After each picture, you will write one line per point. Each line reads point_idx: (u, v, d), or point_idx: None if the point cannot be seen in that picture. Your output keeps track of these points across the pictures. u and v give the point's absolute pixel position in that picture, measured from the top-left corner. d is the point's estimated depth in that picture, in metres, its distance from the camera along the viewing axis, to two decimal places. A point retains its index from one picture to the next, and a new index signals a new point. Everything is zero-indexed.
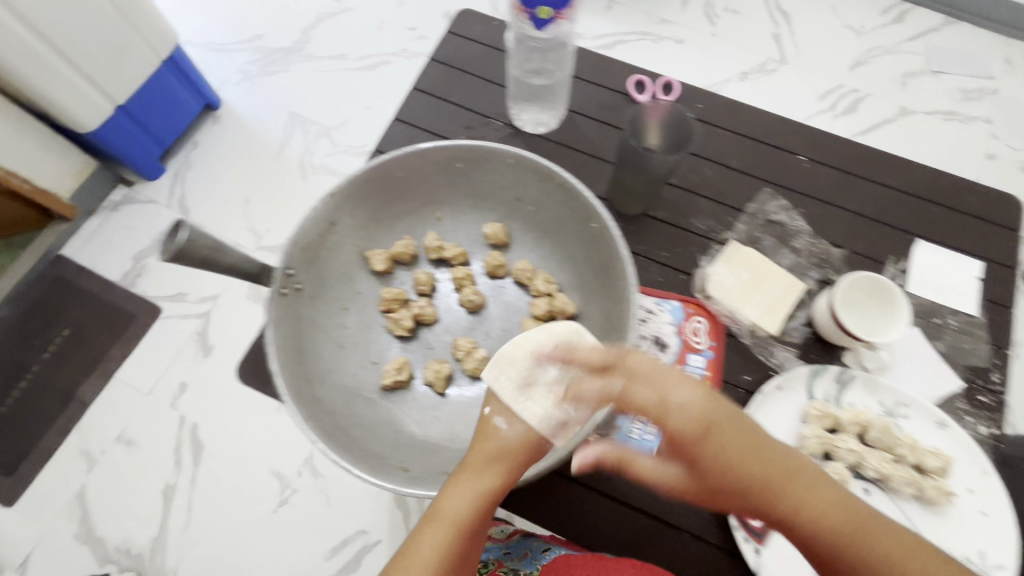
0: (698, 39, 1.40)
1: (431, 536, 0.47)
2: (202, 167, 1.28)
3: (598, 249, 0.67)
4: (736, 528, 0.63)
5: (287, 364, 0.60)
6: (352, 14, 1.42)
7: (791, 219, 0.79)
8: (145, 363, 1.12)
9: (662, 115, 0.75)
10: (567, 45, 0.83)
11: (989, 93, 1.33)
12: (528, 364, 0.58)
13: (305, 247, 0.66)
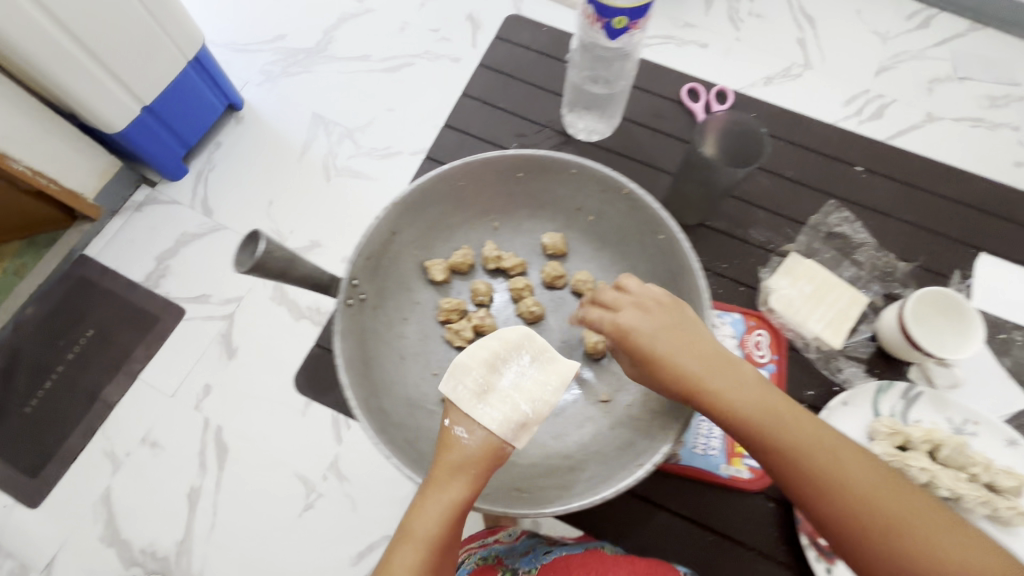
0: (722, 44, 1.38)
1: (400, 561, 0.44)
2: (225, 167, 1.22)
3: (665, 261, 0.66)
4: (808, 548, 0.62)
5: (356, 377, 0.60)
6: (375, 14, 1.37)
7: (854, 231, 0.78)
8: (168, 364, 1.06)
9: (719, 127, 0.70)
10: (627, 59, 0.71)
11: (1016, 100, 1.31)
12: (484, 371, 0.53)
13: (369, 257, 0.65)
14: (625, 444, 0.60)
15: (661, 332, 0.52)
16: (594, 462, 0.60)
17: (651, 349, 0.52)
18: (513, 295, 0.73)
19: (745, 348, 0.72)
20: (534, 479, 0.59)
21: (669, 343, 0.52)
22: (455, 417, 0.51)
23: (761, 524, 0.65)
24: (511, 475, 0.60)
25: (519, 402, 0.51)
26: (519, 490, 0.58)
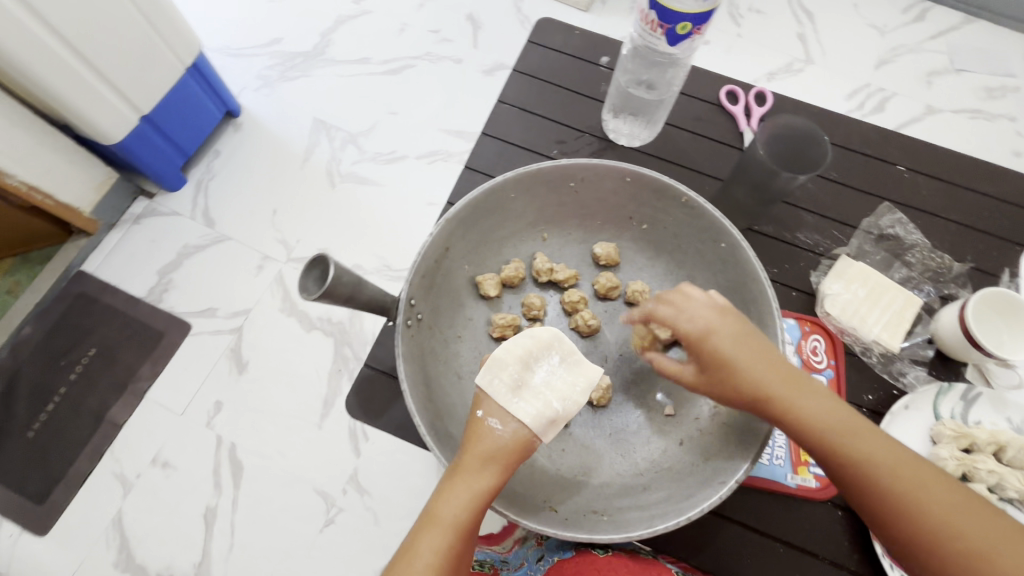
0: (723, 41, 1.38)
1: (430, 542, 0.46)
2: (226, 176, 1.17)
3: (728, 269, 0.65)
4: (882, 557, 0.61)
5: (422, 401, 0.57)
6: (372, 16, 1.34)
7: (907, 232, 0.77)
8: (178, 382, 1.01)
9: (772, 130, 0.69)
10: (679, 63, 0.73)
11: (1011, 91, 1.32)
12: (519, 367, 0.55)
13: (423, 274, 0.63)
14: (699, 458, 0.59)
15: (741, 344, 0.51)
16: (669, 478, 0.59)
17: (728, 362, 0.51)
18: (567, 308, 0.71)
19: (802, 354, 0.72)
20: (609, 500, 0.58)
21: (748, 355, 0.51)
22: (489, 409, 0.53)
23: (832, 534, 0.64)
24: (584, 497, 0.58)
25: (551, 400, 0.54)
26: (598, 512, 0.56)
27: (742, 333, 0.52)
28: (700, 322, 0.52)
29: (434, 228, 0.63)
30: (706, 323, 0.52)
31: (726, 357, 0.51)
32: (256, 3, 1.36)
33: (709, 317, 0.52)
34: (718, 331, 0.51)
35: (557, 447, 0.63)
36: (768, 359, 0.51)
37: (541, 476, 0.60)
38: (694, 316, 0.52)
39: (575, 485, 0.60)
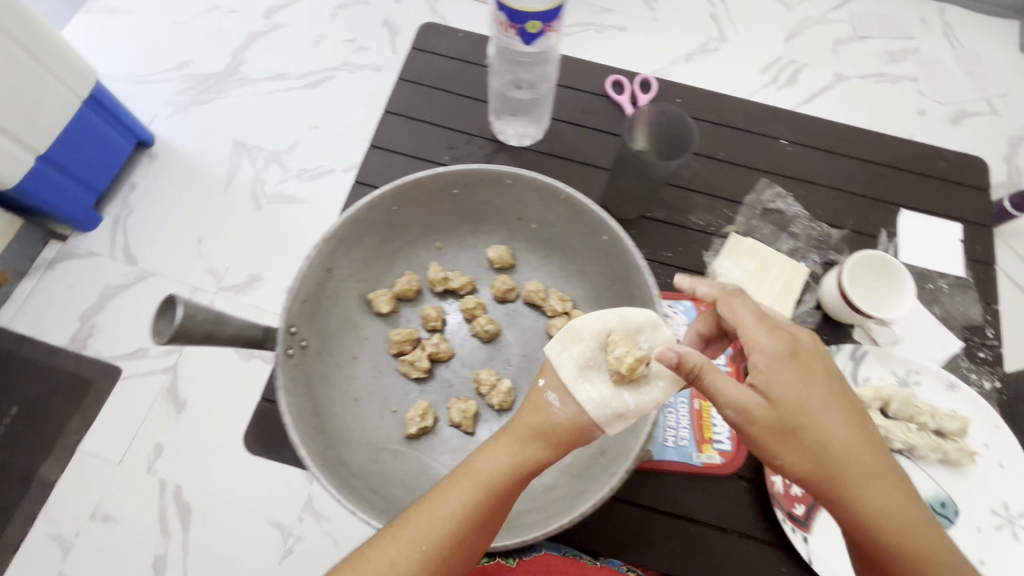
0: (639, 26, 1.51)
1: (459, 492, 0.48)
2: (145, 211, 1.13)
3: (613, 261, 0.66)
4: (785, 521, 0.64)
5: (308, 431, 0.56)
6: (285, 30, 1.30)
7: (787, 205, 0.80)
8: (112, 429, 0.96)
9: (649, 117, 0.73)
10: (550, 60, 0.78)
11: (911, 53, 1.50)
12: (593, 345, 0.51)
13: (305, 299, 0.61)
14: (599, 451, 0.60)
15: (819, 378, 0.48)
16: (570, 475, 0.59)
17: (799, 393, 0.47)
18: (465, 315, 0.70)
19: None
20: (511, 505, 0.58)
21: (820, 398, 0.48)
22: (551, 382, 0.50)
23: (739, 506, 0.66)
24: None
25: (621, 388, 0.50)
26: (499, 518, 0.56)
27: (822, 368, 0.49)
28: (785, 345, 0.48)
29: (311, 250, 0.62)
30: (789, 346, 0.48)
31: (794, 389, 0.47)
32: (159, 24, 1.31)
33: (789, 344, 0.48)
34: (799, 364, 0.48)
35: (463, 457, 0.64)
36: (844, 415, 0.48)
37: None
38: (779, 337, 0.48)
39: None
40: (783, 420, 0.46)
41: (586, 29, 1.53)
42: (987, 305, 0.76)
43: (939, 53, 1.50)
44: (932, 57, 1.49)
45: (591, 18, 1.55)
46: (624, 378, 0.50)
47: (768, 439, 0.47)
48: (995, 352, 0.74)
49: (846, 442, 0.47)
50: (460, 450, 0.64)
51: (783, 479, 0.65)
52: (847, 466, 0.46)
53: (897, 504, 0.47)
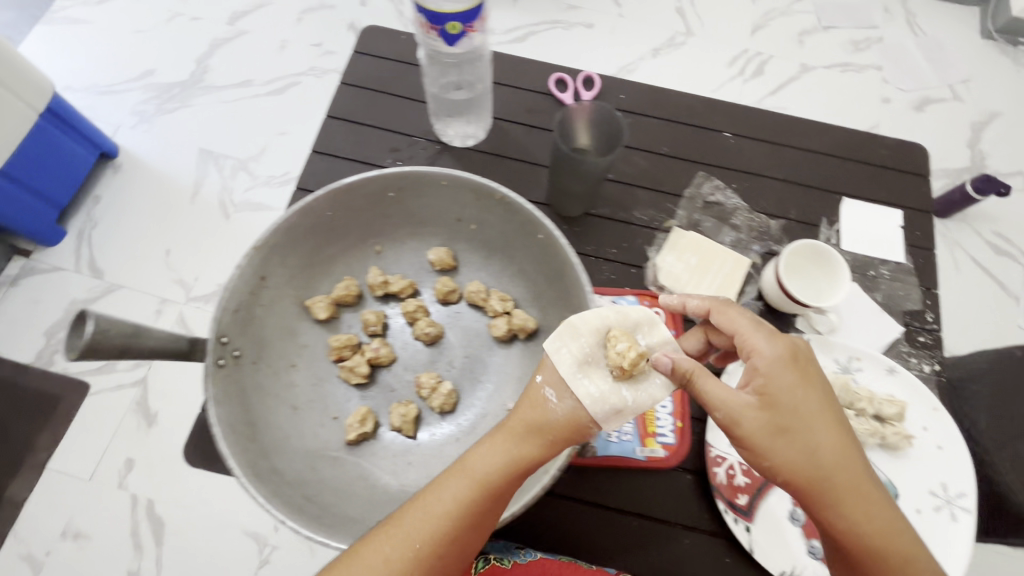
0: (607, 22, 1.59)
1: (454, 488, 0.50)
2: (108, 223, 1.16)
3: (549, 259, 0.66)
4: (725, 511, 0.65)
5: (239, 443, 0.55)
6: (250, 36, 1.35)
7: (726, 198, 0.81)
8: (80, 446, 0.96)
9: (589, 113, 0.74)
10: (483, 57, 0.77)
11: (875, 42, 1.60)
12: (592, 341, 0.54)
13: (236, 309, 0.61)
14: None
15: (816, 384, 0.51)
16: None
17: (794, 398, 0.49)
18: (407, 319, 0.70)
19: None
20: None
21: (816, 406, 0.50)
22: (549, 378, 0.53)
23: (684, 500, 0.66)
24: None
25: (619, 383, 0.53)
26: None
27: (819, 375, 0.51)
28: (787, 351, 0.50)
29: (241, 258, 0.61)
30: (789, 352, 0.51)
31: (789, 394, 0.49)
32: (124, 36, 1.36)
33: (790, 350, 0.51)
34: (798, 369, 0.50)
35: (404, 462, 0.64)
36: (836, 425, 0.50)
37: (382, 496, 0.59)
38: (780, 344, 0.51)
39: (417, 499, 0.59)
40: (775, 423, 0.49)
41: (554, 26, 1.57)
42: (927, 289, 0.78)
43: (902, 41, 1.61)
44: (896, 46, 1.60)
45: (558, 16, 1.58)
46: (624, 373, 0.52)
47: (759, 439, 0.49)
48: (935, 336, 0.75)
49: (835, 448, 0.49)
50: (402, 454, 0.64)
51: (726, 470, 0.66)
52: (837, 468, 0.49)
53: (877, 510, 0.49)
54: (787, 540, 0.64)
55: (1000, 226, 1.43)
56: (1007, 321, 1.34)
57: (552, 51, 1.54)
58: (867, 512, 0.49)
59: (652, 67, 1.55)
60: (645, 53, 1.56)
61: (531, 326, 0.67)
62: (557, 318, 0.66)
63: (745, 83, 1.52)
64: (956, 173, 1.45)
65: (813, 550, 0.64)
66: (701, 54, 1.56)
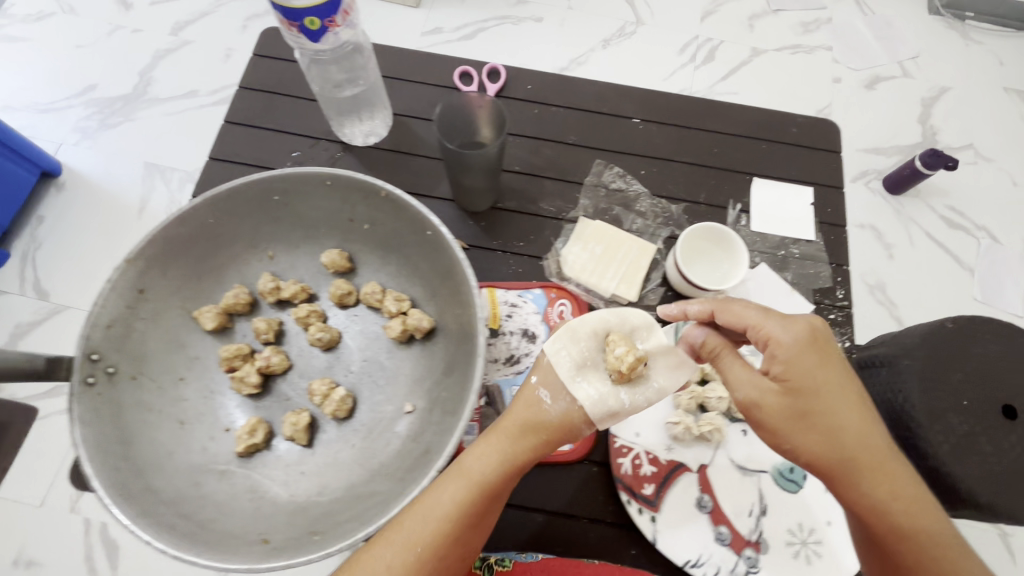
0: (557, 15, 1.56)
1: (452, 489, 0.51)
2: (52, 243, 1.19)
3: (439, 256, 0.64)
4: (628, 502, 0.64)
5: (107, 463, 0.54)
6: (193, 46, 1.38)
7: (628, 184, 0.80)
8: (25, 472, 0.90)
9: (487, 106, 0.73)
10: (362, 46, 0.73)
11: (824, 23, 1.60)
12: (591, 345, 0.54)
13: (110, 324, 0.59)
14: (423, 451, 0.58)
15: (836, 367, 0.50)
16: (395, 479, 0.58)
17: (812, 381, 0.49)
18: (300, 324, 0.68)
19: (549, 321, 0.71)
20: (333, 517, 0.56)
21: (837, 386, 0.50)
22: (544, 380, 0.54)
23: (590, 493, 0.66)
24: (307, 520, 0.56)
25: (618, 387, 0.53)
26: (316, 530, 0.55)
27: (838, 358, 0.50)
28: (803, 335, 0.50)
29: (114, 272, 0.60)
30: (806, 337, 0.50)
31: (806, 378, 0.49)
32: (67, 52, 1.38)
33: (806, 333, 0.51)
34: (816, 351, 0.50)
35: (297, 472, 0.62)
36: (859, 404, 0.50)
37: (268, 508, 0.58)
38: (795, 329, 0.50)
39: (303, 509, 0.57)
40: (793, 408, 0.49)
41: (502, 22, 1.53)
42: (837, 266, 0.77)
43: (850, 21, 1.61)
44: (844, 26, 1.60)
45: (506, 11, 1.55)
46: (623, 376, 0.52)
47: (776, 424, 0.50)
48: (846, 314, 0.75)
49: (861, 426, 0.49)
50: (294, 463, 0.62)
51: (631, 460, 0.66)
52: (862, 447, 0.48)
53: (911, 488, 0.48)
54: (694, 527, 0.63)
55: (953, 200, 1.42)
56: (963, 294, 1.34)
57: (502, 46, 1.51)
58: (894, 493, 0.48)
59: (605, 57, 1.53)
60: (595, 44, 1.53)
61: (425, 326, 0.65)
62: (451, 315, 0.64)
63: (697, 70, 1.51)
64: (906, 150, 1.45)
65: (721, 536, 0.63)
66: (652, 43, 1.55)
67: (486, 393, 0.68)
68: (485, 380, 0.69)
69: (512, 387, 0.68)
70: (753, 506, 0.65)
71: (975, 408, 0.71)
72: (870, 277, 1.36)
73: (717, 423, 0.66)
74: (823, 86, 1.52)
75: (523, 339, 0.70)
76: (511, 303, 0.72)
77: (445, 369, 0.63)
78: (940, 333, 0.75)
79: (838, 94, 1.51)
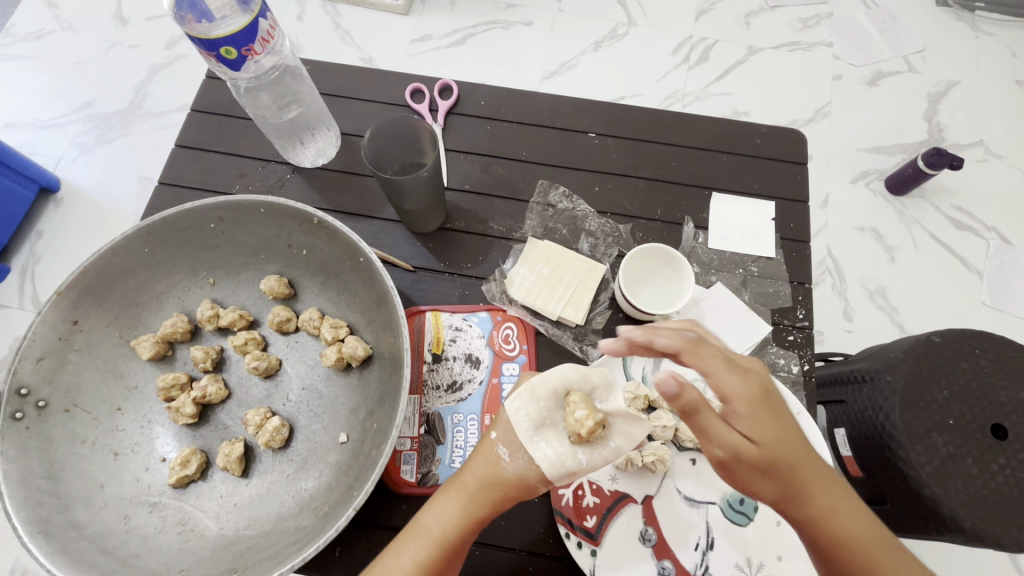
0: (546, 18, 1.53)
1: (413, 551, 0.50)
2: (49, 258, 1.29)
3: (374, 283, 0.63)
4: (565, 534, 0.62)
5: (30, 498, 0.54)
6: (186, 60, 1.50)
7: (574, 203, 0.78)
8: None
9: (428, 131, 0.69)
10: (293, 65, 0.73)
11: (825, 18, 1.54)
12: (550, 405, 0.52)
13: (42, 357, 0.60)
14: (349, 486, 0.57)
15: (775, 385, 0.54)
16: (320, 514, 0.57)
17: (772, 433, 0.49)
18: (239, 352, 0.67)
19: (494, 345, 0.70)
20: (256, 551, 0.56)
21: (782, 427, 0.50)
22: (504, 438, 0.52)
23: (530, 523, 0.64)
24: (230, 555, 0.56)
25: (577, 447, 0.50)
26: (237, 567, 0.55)
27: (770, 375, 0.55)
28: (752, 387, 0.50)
29: (47, 305, 0.60)
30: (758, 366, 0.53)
31: (780, 427, 0.50)
32: (63, 70, 1.47)
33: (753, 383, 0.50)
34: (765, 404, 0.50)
35: (231, 502, 0.61)
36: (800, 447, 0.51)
37: (195, 543, 0.57)
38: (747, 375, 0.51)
39: (230, 543, 0.57)
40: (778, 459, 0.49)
41: (491, 27, 1.50)
42: (798, 284, 0.74)
43: (851, 15, 1.54)
44: (845, 21, 1.54)
45: (495, 16, 1.52)
46: (584, 438, 0.50)
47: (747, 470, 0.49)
48: (805, 335, 0.72)
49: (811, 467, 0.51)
50: (227, 495, 0.61)
51: (572, 491, 0.64)
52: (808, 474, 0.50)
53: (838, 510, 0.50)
54: (635, 562, 0.61)
55: (961, 201, 1.36)
56: (970, 297, 1.28)
57: (490, 51, 1.48)
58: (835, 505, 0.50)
59: (595, 60, 1.49)
60: (586, 48, 1.50)
61: (362, 354, 0.64)
62: (385, 344, 0.63)
63: (689, 71, 1.47)
64: (911, 149, 1.40)
65: (664, 571, 0.61)
66: (644, 44, 1.51)
67: (426, 420, 0.67)
68: (426, 408, 0.67)
69: (454, 414, 0.67)
70: (700, 539, 0.62)
71: (961, 426, 0.71)
72: (870, 281, 1.29)
73: (661, 454, 0.64)
74: (823, 84, 1.47)
75: (466, 365, 0.69)
76: (455, 327, 0.71)
77: (378, 398, 0.62)
78: (927, 347, 0.74)
79: (836, 92, 1.46)
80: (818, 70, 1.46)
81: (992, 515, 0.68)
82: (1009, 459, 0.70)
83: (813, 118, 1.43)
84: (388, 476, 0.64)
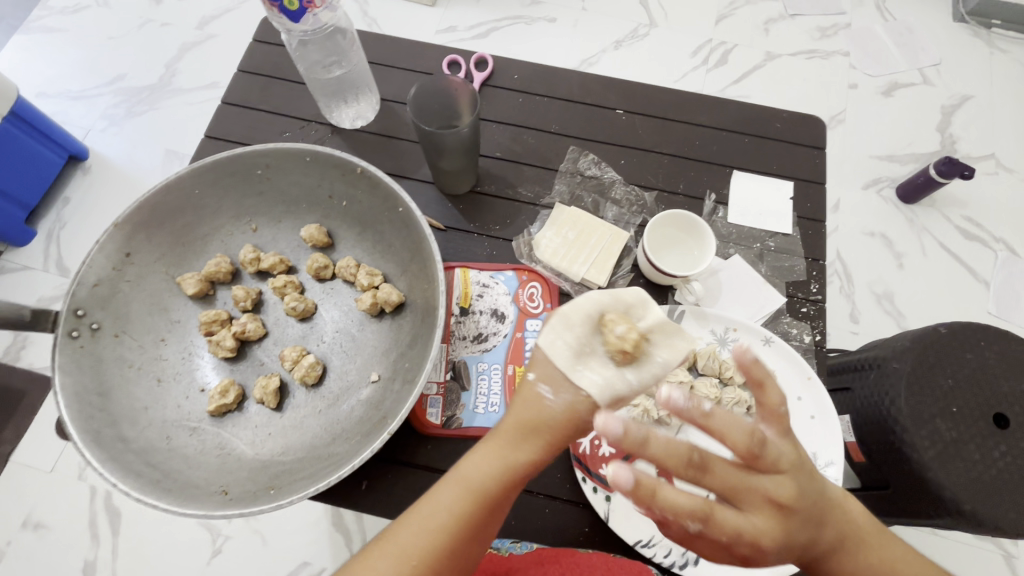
0: (570, 16, 1.56)
1: (448, 499, 0.50)
2: (76, 223, 1.34)
3: (410, 231, 0.67)
4: (581, 479, 0.65)
5: (83, 411, 0.58)
6: (217, 39, 1.54)
7: (602, 171, 0.82)
8: (40, 444, 1.12)
9: (466, 93, 0.73)
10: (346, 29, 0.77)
11: (842, 28, 1.57)
12: (586, 331, 0.51)
13: (97, 283, 0.63)
14: (381, 417, 0.60)
15: (802, 518, 0.47)
16: (353, 442, 0.60)
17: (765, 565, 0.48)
18: (277, 294, 0.71)
19: (519, 302, 0.73)
20: (289, 474, 0.59)
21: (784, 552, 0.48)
22: (543, 375, 0.51)
23: (547, 469, 0.67)
24: (266, 475, 0.59)
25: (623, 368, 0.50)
26: (272, 486, 0.57)
27: (805, 505, 0.47)
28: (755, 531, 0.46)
29: (102, 236, 0.64)
30: (775, 518, 0.46)
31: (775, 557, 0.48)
32: (98, 44, 1.52)
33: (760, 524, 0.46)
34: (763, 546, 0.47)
35: (265, 432, 0.64)
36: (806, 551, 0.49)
37: (233, 463, 0.60)
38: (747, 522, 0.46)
39: (264, 467, 0.60)
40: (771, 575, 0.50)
41: (515, 21, 1.54)
42: (813, 260, 0.77)
43: (869, 26, 1.58)
44: (863, 31, 1.57)
45: (520, 11, 1.56)
46: (627, 357, 0.50)
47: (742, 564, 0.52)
48: (818, 307, 0.74)
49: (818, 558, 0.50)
50: (262, 425, 0.64)
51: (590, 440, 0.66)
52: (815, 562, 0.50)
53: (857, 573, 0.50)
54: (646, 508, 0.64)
55: (971, 212, 1.39)
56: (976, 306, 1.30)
57: (514, 45, 1.52)
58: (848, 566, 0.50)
59: (615, 58, 1.53)
60: (607, 46, 1.54)
61: (395, 300, 0.67)
62: (419, 290, 0.66)
63: (708, 73, 1.51)
64: (922, 158, 1.43)
65: None
66: (663, 46, 1.55)
67: (452, 367, 0.70)
68: (452, 356, 0.70)
69: (478, 363, 0.70)
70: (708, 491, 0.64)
71: (964, 414, 0.73)
72: (877, 285, 1.32)
73: None
74: (839, 91, 1.50)
75: (491, 318, 0.72)
76: (483, 284, 0.74)
77: (410, 341, 0.65)
78: (935, 337, 0.76)
79: (853, 99, 1.49)
80: (834, 77, 1.49)
81: (991, 498, 0.70)
82: (1009, 447, 0.72)
83: (827, 123, 1.46)
84: (415, 417, 0.67)
